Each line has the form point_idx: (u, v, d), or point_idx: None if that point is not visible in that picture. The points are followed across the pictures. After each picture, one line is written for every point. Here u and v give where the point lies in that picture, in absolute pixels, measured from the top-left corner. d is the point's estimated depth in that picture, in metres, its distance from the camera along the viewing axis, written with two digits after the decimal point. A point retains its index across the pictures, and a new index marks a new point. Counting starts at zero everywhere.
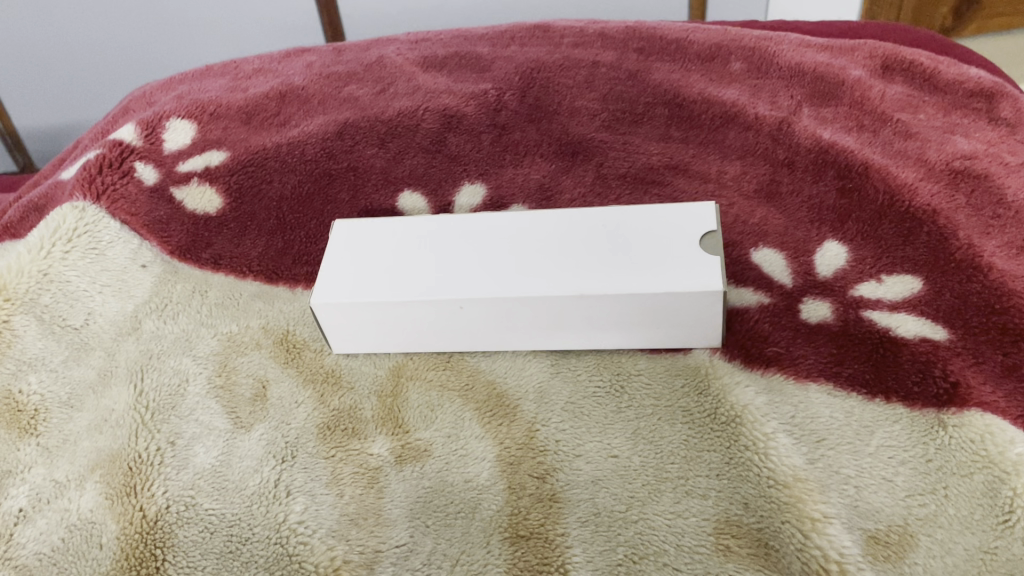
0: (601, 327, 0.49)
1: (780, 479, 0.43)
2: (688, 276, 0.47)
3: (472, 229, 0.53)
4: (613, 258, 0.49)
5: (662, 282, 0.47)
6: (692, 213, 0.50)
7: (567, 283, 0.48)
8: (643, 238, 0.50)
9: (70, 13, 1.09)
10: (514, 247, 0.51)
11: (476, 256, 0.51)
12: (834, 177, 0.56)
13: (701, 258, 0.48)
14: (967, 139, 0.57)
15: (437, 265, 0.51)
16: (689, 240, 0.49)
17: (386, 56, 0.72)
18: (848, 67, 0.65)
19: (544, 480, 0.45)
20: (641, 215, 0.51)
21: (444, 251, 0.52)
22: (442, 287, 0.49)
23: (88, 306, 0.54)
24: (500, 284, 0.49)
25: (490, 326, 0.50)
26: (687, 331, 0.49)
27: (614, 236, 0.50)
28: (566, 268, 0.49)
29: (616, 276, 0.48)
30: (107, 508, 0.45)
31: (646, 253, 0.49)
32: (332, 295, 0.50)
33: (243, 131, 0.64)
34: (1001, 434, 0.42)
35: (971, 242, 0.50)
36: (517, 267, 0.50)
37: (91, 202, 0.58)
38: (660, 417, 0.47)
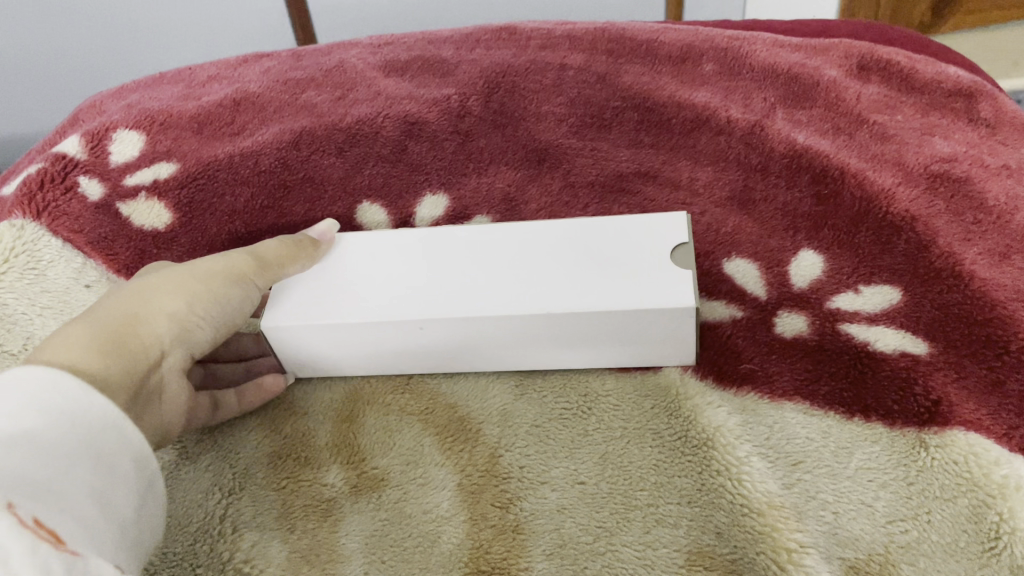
0: (566, 345, 0.47)
1: (754, 506, 0.40)
2: (661, 291, 0.44)
3: (433, 243, 0.50)
4: (582, 274, 0.46)
5: (630, 299, 0.44)
6: (669, 226, 0.48)
7: (531, 301, 0.45)
8: (613, 253, 0.47)
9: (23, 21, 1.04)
10: (478, 262, 0.49)
11: (437, 274, 0.48)
12: (809, 183, 0.53)
13: (673, 274, 0.45)
14: (946, 141, 0.55)
15: (394, 283, 0.48)
16: (661, 253, 0.47)
17: (346, 61, 0.70)
18: (823, 67, 0.62)
19: (507, 509, 0.43)
20: (615, 230, 0.49)
21: (404, 267, 0.49)
22: (402, 306, 0.47)
23: (26, 330, 0.51)
24: (465, 303, 0.46)
25: (455, 348, 0.48)
26: (659, 348, 0.46)
27: (583, 251, 0.48)
28: (534, 283, 0.46)
29: (583, 293, 0.45)
30: None
31: (616, 269, 0.46)
32: (285, 316, 0.47)
33: (194, 141, 0.61)
34: (986, 454, 0.40)
35: (951, 250, 0.48)
36: (479, 283, 0.47)
37: (31, 219, 0.56)
38: (630, 440, 0.44)
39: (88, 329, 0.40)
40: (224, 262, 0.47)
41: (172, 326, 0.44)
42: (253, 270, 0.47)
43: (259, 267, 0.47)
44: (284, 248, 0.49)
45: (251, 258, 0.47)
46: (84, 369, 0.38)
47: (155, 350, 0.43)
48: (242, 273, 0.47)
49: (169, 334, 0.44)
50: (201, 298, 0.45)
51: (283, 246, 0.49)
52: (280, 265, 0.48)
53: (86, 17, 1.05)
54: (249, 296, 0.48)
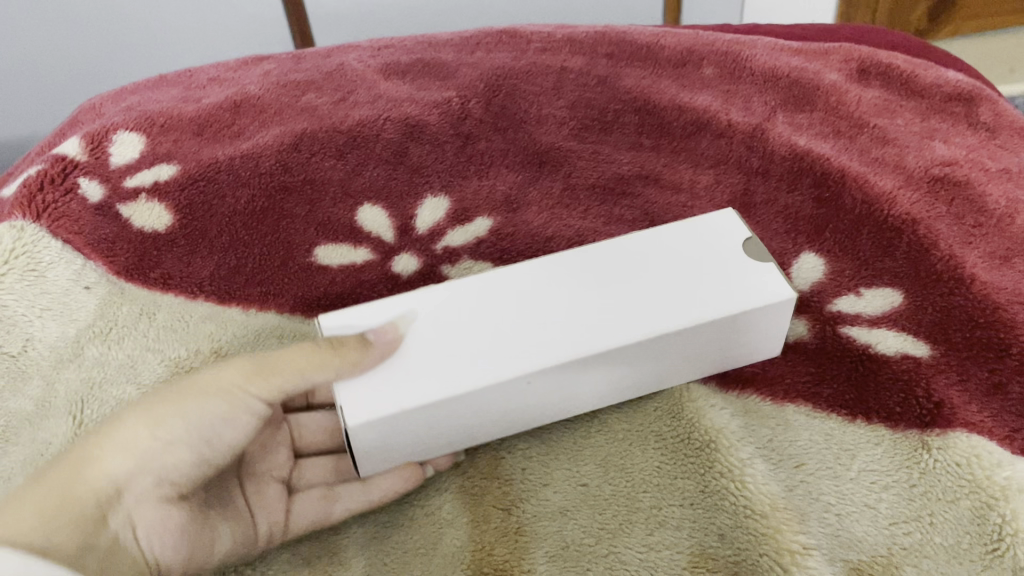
0: (663, 366, 0.45)
1: (756, 507, 0.40)
2: (752, 290, 0.44)
3: (446, 299, 0.45)
4: (644, 284, 0.44)
5: (715, 299, 0.44)
6: (712, 222, 0.48)
7: (632, 321, 0.43)
8: (670, 252, 0.46)
9: (20, 23, 1.04)
10: (514, 310, 0.44)
11: (483, 328, 0.43)
12: (811, 186, 0.53)
13: (747, 264, 0.45)
14: (946, 145, 0.55)
15: (451, 343, 0.43)
16: (734, 253, 0.46)
17: (347, 64, 0.70)
18: (823, 71, 0.62)
19: (509, 512, 0.42)
20: (654, 233, 0.48)
21: (442, 329, 0.43)
22: (505, 366, 0.41)
23: (26, 332, 0.51)
24: (568, 344, 0.42)
25: (555, 398, 0.44)
26: (746, 349, 0.45)
27: (637, 257, 0.46)
28: (608, 315, 0.43)
29: (665, 303, 0.43)
30: None
31: (687, 268, 0.45)
32: (370, 408, 0.40)
33: (195, 143, 0.61)
34: (988, 457, 0.40)
35: (953, 253, 0.48)
36: (551, 334, 0.43)
37: (30, 221, 0.55)
38: (632, 443, 0.44)
39: (29, 491, 0.37)
40: (212, 374, 0.42)
41: (133, 463, 0.40)
42: (257, 378, 0.42)
43: (257, 372, 0.42)
44: (305, 348, 0.42)
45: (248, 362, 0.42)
46: (31, 543, 0.34)
47: (105, 495, 0.39)
48: (233, 384, 0.42)
49: (128, 471, 0.40)
50: (178, 419, 0.41)
51: (306, 350, 0.41)
52: (300, 369, 0.41)
53: (83, 18, 1.04)
54: (251, 405, 0.42)
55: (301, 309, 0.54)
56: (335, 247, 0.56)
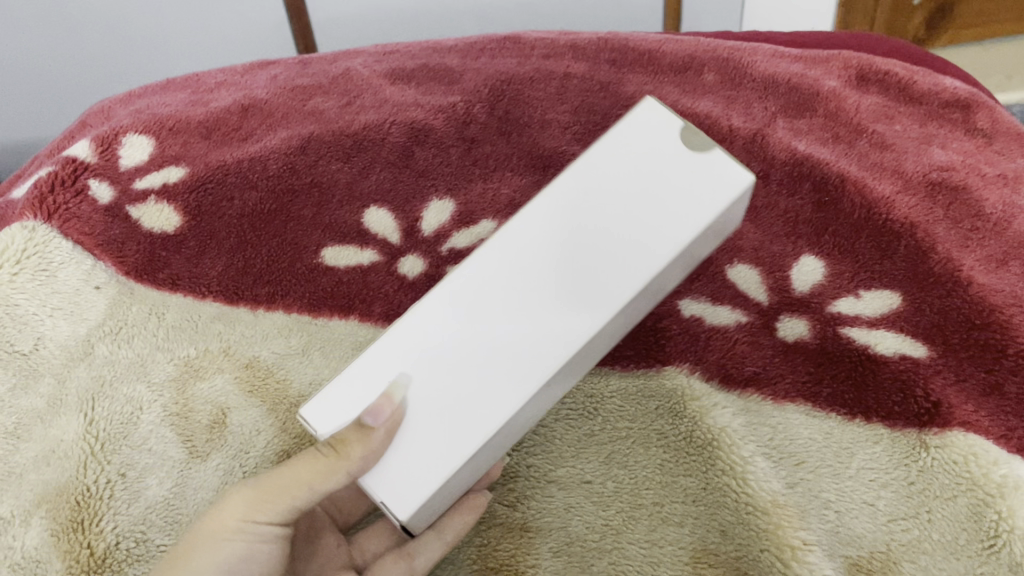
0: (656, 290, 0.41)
1: (758, 505, 0.42)
2: (712, 185, 0.40)
3: (414, 338, 0.39)
4: (615, 223, 0.39)
5: (689, 207, 0.39)
6: (641, 125, 0.41)
7: (621, 268, 0.39)
8: (624, 171, 0.40)
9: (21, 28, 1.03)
10: (496, 315, 0.39)
11: (471, 359, 0.38)
12: (811, 191, 0.53)
13: (681, 158, 0.40)
14: (944, 150, 0.56)
15: (446, 384, 0.38)
16: (675, 150, 0.40)
17: (352, 69, 0.71)
18: (823, 77, 0.63)
19: (515, 507, 0.44)
20: (592, 154, 0.41)
21: (429, 375, 0.38)
22: (523, 384, 0.38)
23: (37, 330, 0.52)
24: (575, 332, 0.38)
25: (576, 375, 0.40)
26: (719, 231, 0.42)
27: (596, 192, 0.40)
28: (600, 281, 0.38)
29: (647, 237, 0.39)
30: (54, 545, 0.45)
31: (650, 186, 0.40)
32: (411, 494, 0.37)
33: (203, 146, 0.62)
34: (985, 455, 0.42)
35: (950, 256, 0.49)
36: (555, 332, 0.38)
37: (41, 221, 0.56)
38: (635, 440, 0.45)
39: None
40: (217, 510, 0.42)
41: None
42: (263, 503, 0.41)
43: (258, 496, 0.41)
44: (300, 463, 0.40)
45: (248, 494, 0.42)
46: None
47: None
48: (241, 517, 0.42)
49: None
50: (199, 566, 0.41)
51: (304, 466, 0.40)
52: (305, 481, 0.40)
53: (83, 23, 1.03)
54: (268, 531, 0.42)
55: (306, 308, 0.54)
56: (342, 248, 0.57)
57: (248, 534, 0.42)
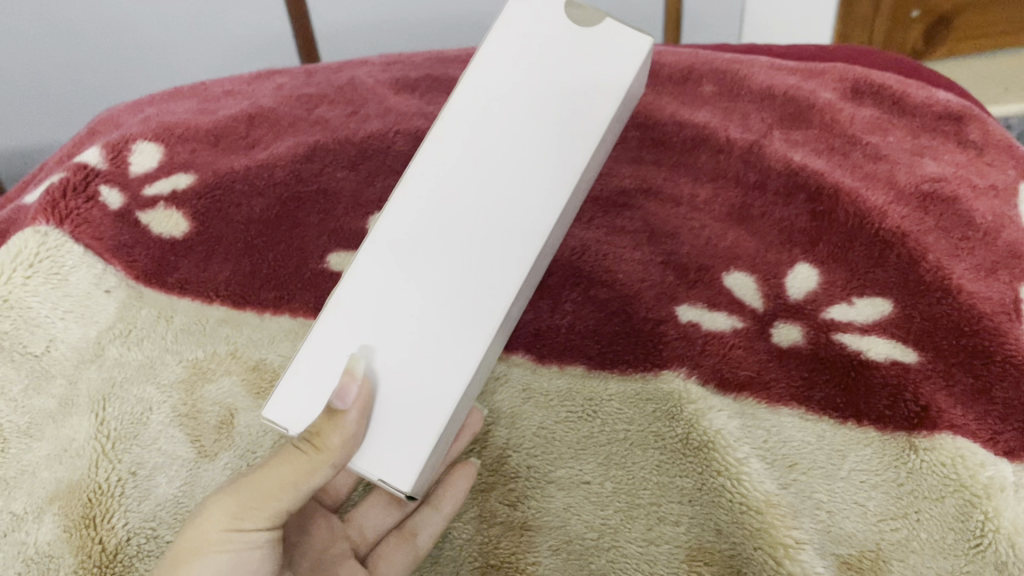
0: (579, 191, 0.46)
1: (752, 505, 0.43)
2: (591, 87, 0.43)
3: (357, 293, 0.41)
4: (517, 142, 0.42)
5: (588, 107, 0.42)
6: (521, 37, 0.43)
7: (539, 183, 0.42)
8: (516, 86, 0.43)
9: (27, 36, 1.03)
10: (434, 242, 0.41)
11: (422, 296, 0.41)
12: (805, 201, 0.55)
13: (572, 46, 0.43)
14: (936, 162, 0.58)
15: (404, 323, 0.41)
16: (551, 61, 0.43)
17: (357, 78, 0.72)
18: (818, 90, 0.64)
19: (515, 507, 0.46)
20: (477, 75, 0.43)
21: (383, 322, 0.41)
22: (480, 308, 0.40)
23: (50, 333, 0.53)
24: (515, 246, 0.41)
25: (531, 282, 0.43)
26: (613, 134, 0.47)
27: (495, 110, 0.43)
28: (528, 193, 0.42)
29: (561, 143, 0.42)
30: (66, 540, 0.46)
31: (547, 98, 0.42)
32: (406, 452, 0.39)
33: (211, 154, 0.63)
34: (971, 457, 0.43)
35: (940, 264, 0.50)
36: (500, 254, 0.41)
37: (54, 226, 0.57)
38: (633, 442, 0.46)
39: None
40: (203, 521, 0.41)
41: None
42: (248, 508, 0.41)
43: (243, 501, 0.41)
44: (282, 463, 0.40)
45: (232, 502, 0.41)
46: None
47: None
48: (228, 526, 0.40)
49: None
50: None
51: (287, 466, 0.40)
52: (292, 481, 0.41)
53: (89, 33, 1.04)
54: (258, 536, 0.41)
55: (311, 313, 0.55)
56: (347, 254, 0.58)
57: (239, 541, 0.41)
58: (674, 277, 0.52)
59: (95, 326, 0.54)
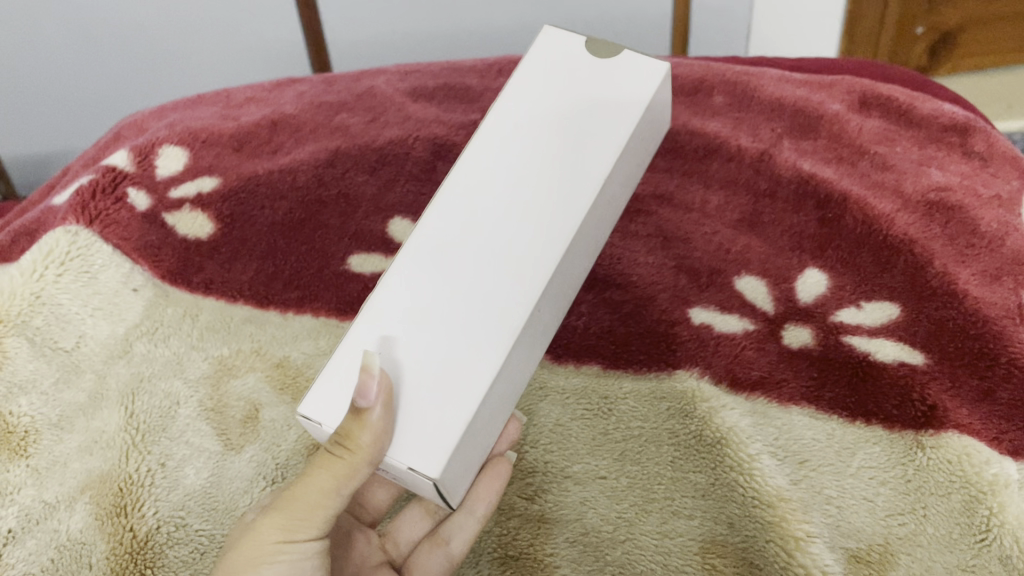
0: (607, 209, 0.49)
1: (765, 499, 0.45)
2: (614, 99, 0.48)
3: (390, 293, 0.43)
4: (545, 153, 0.46)
5: (612, 119, 0.47)
6: (546, 74, 0.49)
7: (565, 185, 0.45)
8: (543, 111, 0.48)
9: (46, 46, 1.04)
10: (466, 243, 0.44)
11: (452, 290, 0.43)
12: (814, 208, 0.56)
13: (592, 78, 0.49)
14: (942, 172, 0.59)
15: (433, 319, 0.42)
16: (576, 82, 0.48)
17: (376, 86, 0.74)
18: (826, 102, 0.66)
19: (533, 501, 0.47)
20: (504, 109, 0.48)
21: (416, 316, 0.42)
22: (510, 299, 0.42)
23: (80, 329, 0.54)
24: (545, 240, 0.43)
25: (560, 290, 0.45)
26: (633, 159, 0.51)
27: (523, 134, 0.47)
28: (556, 196, 0.45)
29: (586, 150, 0.46)
30: (97, 527, 0.47)
31: (571, 117, 0.47)
32: (435, 438, 0.39)
33: (235, 158, 0.65)
34: (977, 455, 0.44)
35: (947, 270, 0.52)
36: (530, 247, 0.43)
37: (83, 226, 0.58)
38: (647, 438, 0.48)
39: None
40: (252, 538, 0.41)
41: None
42: (296, 520, 0.40)
43: (289, 514, 0.40)
44: (318, 471, 0.39)
45: (279, 516, 0.40)
46: None
47: None
48: (281, 539, 0.40)
49: None
50: None
51: (323, 474, 0.39)
52: (332, 489, 0.39)
53: (103, 41, 1.04)
54: (311, 545, 0.41)
55: (334, 312, 0.57)
56: (368, 256, 0.59)
57: (292, 553, 0.40)
58: (687, 281, 0.54)
59: (123, 323, 0.55)
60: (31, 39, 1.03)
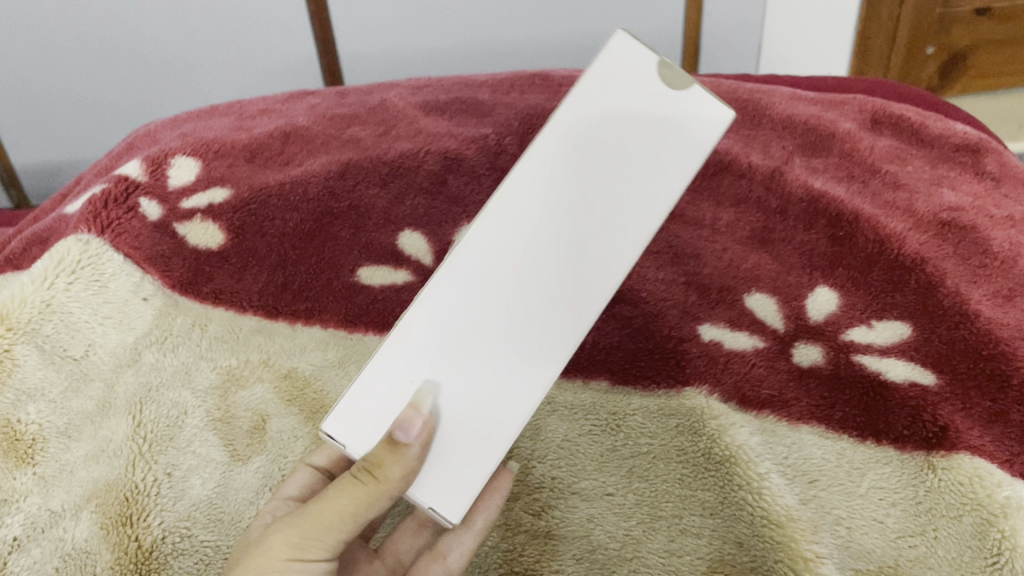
0: None
1: (773, 518, 0.44)
2: (685, 140, 0.43)
3: (430, 314, 0.41)
4: (600, 186, 0.42)
5: (671, 163, 0.42)
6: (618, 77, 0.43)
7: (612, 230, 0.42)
8: (608, 131, 0.43)
9: (62, 54, 1.05)
10: (505, 275, 0.42)
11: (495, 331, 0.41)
12: (825, 226, 0.56)
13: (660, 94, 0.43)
14: (954, 192, 0.59)
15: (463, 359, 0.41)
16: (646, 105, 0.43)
17: (388, 100, 0.74)
18: (838, 120, 0.66)
19: (540, 516, 0.47)
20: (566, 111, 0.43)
21: (455, 353, 0.41)
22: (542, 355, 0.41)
23: (89, 337, 0.54)
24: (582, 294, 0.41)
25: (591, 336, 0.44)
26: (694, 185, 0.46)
27: (580, 153, 0.43)
28: (603, 244, 0.42)
29: (639, 202, 0.42)
30: (102, 538, 0.47)
31: (633, 148, 0.42)
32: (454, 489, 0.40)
33: (247, 169, 0.65)
34: (989, 477, 0.44)
35: (959, 290, 0.51)
36: (571, 297, 0.41)
37: (95, 235, 0.58)
38: (655, 456, 0.48)
39: None
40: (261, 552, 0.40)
41: None
42: (309, 538, 0.40)
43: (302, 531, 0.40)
44: (341, 491, 0.40)
45: (292, 532, 0.40)
46: None
47: None
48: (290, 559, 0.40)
49: None
50: None
51: (345, 496, 0.40)
52: (350, 511, 0.40)
53: (118, 49, 1.05)
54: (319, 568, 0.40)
55: (343, 324, 0.57)
56: (378, 268, 0.59)
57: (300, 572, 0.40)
58: (697, 297, 0.54)
59: (132, 332, 0.55)
60: (46, 47, 1.04)
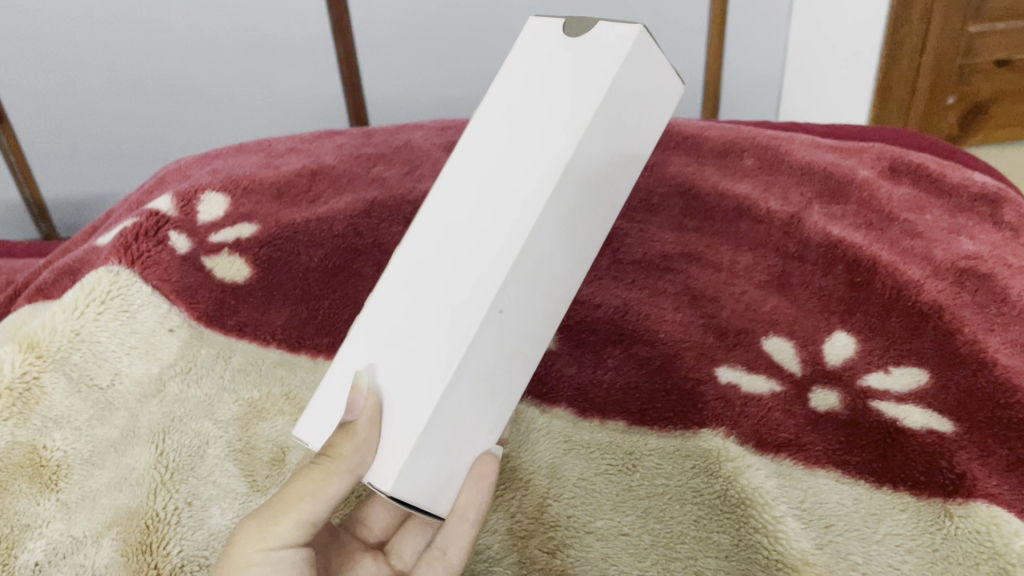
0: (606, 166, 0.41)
1: (789, 563, 0.44)
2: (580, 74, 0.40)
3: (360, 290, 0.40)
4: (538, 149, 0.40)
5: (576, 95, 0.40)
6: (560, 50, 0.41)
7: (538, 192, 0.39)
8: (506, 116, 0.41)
9: (97, 90, 1.08)
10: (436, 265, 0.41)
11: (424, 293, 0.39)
12: (843, 272, 0.57)
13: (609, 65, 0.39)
14: (972, 241, 0.59)
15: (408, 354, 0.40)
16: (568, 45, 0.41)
17: (413, 141, 0.76)
18: (857, 168, 0.68)
19: (554, 555, 0.47)
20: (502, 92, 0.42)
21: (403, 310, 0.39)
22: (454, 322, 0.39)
23: (115, 367, 0.55)
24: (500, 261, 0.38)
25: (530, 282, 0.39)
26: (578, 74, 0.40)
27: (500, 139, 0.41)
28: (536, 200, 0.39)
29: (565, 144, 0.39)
30: (122, 565, 0.47)
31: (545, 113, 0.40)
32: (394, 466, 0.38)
33: (274, 206, 0.67)
34: (1006, 526, 0.43)
35: (976, 338, 0.52)
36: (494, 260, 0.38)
37: (126, 266, 0.59)
38: (672, 497, 0.48)
39: None
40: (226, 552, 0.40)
41: None
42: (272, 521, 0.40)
43: (261, 522, 0.40)
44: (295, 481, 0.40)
45: (253, 525, 0.40)
46: None
47: None
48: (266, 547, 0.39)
49: None
50: None
51: (309, 476, 0.40)
52: (309, 495, 0.40)
53: (151, 86, 1.08)
54: (285, 554, 0.40)
55: None
56: None
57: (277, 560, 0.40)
58: (714, 339, 0.54)
59: (159, 364, 0.56)
60: (83, 84, 1.07)
